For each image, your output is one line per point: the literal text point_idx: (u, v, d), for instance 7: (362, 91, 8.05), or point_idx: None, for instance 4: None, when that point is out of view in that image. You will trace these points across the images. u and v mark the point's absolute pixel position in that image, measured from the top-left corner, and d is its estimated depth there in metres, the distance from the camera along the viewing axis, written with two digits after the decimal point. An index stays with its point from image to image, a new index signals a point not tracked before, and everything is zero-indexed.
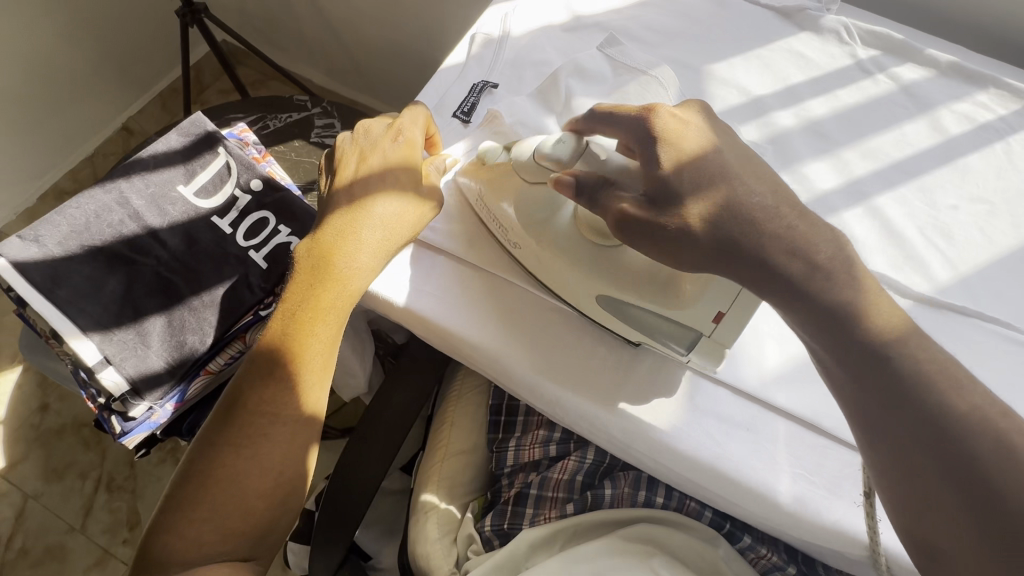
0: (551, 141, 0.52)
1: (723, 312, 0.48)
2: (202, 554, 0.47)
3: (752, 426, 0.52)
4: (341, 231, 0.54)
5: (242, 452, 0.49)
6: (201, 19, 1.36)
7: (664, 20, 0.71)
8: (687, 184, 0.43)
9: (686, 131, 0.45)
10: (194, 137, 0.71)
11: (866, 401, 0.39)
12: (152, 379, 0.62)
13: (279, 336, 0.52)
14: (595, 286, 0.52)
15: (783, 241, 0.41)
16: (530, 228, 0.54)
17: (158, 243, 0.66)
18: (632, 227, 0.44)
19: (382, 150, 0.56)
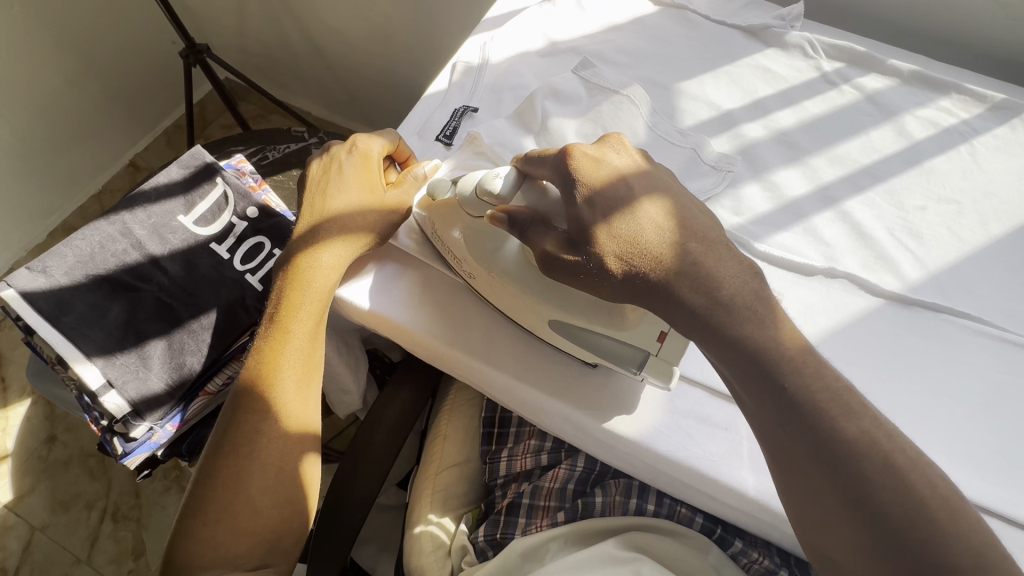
0: (490, 174, 0.52)
1: (666, 330, 0.51)
2: (217, 558, 0.50)
3: (731, 426, 0.53)
4: (307, 240, 0.59)
5: (240, 455, 0.52)
6: (203, 58, 1.42)
7: (637, 43, 0.75)
8: (600, 222, 0.46)
9: (596, 171, 0.48)
10: (193, 169, 0.74)
11: (769, 430, 0.42)
12: (153, 400, 0.64)
13: (260, 341, 0.56)
14: (544, 312, 0.53)
15: (689, 283, 0.44)
16: (481, 260, 0.55)
17: (159, 270, 0.70)
18: (556, 263, 0.47)
19: (339, 163, 0.62)
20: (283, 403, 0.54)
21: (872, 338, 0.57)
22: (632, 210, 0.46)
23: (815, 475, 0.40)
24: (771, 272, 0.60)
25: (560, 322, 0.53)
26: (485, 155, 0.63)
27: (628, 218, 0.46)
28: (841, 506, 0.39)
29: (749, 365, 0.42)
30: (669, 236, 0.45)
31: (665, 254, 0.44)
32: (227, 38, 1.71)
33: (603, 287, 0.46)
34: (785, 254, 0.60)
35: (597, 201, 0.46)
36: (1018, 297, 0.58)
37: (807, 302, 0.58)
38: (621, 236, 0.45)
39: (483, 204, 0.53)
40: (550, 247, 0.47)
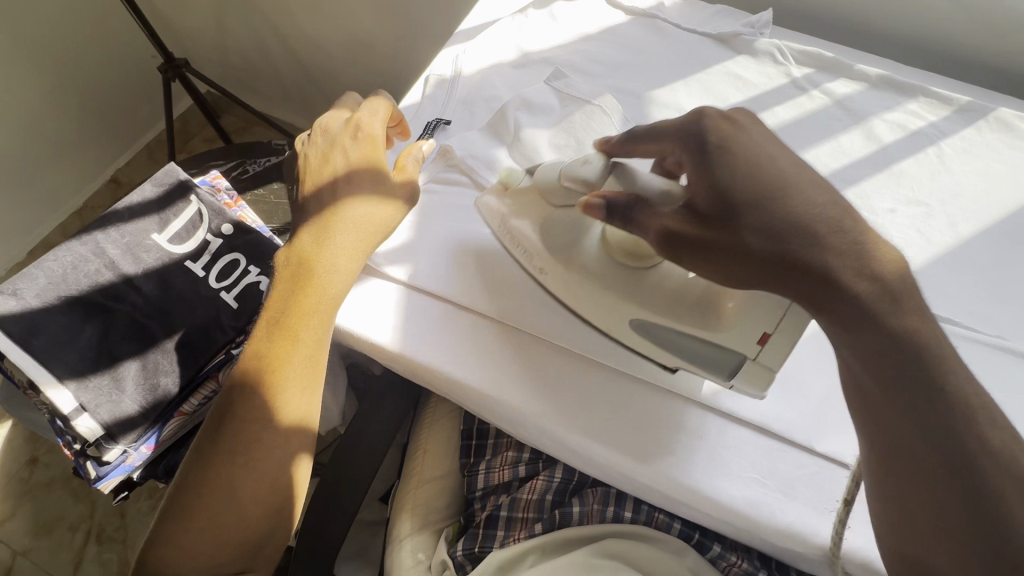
0: (575, 163, 0.55)
1: (769, 334, 0.46)
2: (197, 563, 0.50)
3: (704, 433, 0.53)
4: (315, 237, 0.56)
5: (236, 463, 0.51)
6: (182, 72, 1.42)
7: (608, 52, 0.75)
8: (726, 195, 0.44)
9: (741, 145, 0.45)
10: (167, 187, 0.74)
11: (875, 414, 0.41)
12: (126, 422, 0.62)
13: (265, 343, 0.54)
14: (630, 309, 0.53)
15: (853, 268, 0.41)
16: (558, 253, 0.56)
17: (132, 290, 0.69)
18: (687, 242, 0.45)
19: (342, 147, 0.59)
20: (288, 412, 0.53)
21: None
22: (783, 185, 0.43)
23: (929, 458, 0.38)
24: None
25: (643, 322, 0.52)
26: (458, 168, 0.65)
27: (766, 194, 0.43)
28: (942, 486, 0.38)
29: (883, 361, 0.40)
30: (848, 220, 0.42)
31: (823, 234, 0.41)
32: (208, 52, 1.70)
33: (730, 265, 0.44)
34: None
35: (733, 172, 0.44)
36: (986, 297, 0.59)
37: None
38: (762, 217, 0.42)
39: (571, 190, 0.56)
40: (674, 225, 0.46)
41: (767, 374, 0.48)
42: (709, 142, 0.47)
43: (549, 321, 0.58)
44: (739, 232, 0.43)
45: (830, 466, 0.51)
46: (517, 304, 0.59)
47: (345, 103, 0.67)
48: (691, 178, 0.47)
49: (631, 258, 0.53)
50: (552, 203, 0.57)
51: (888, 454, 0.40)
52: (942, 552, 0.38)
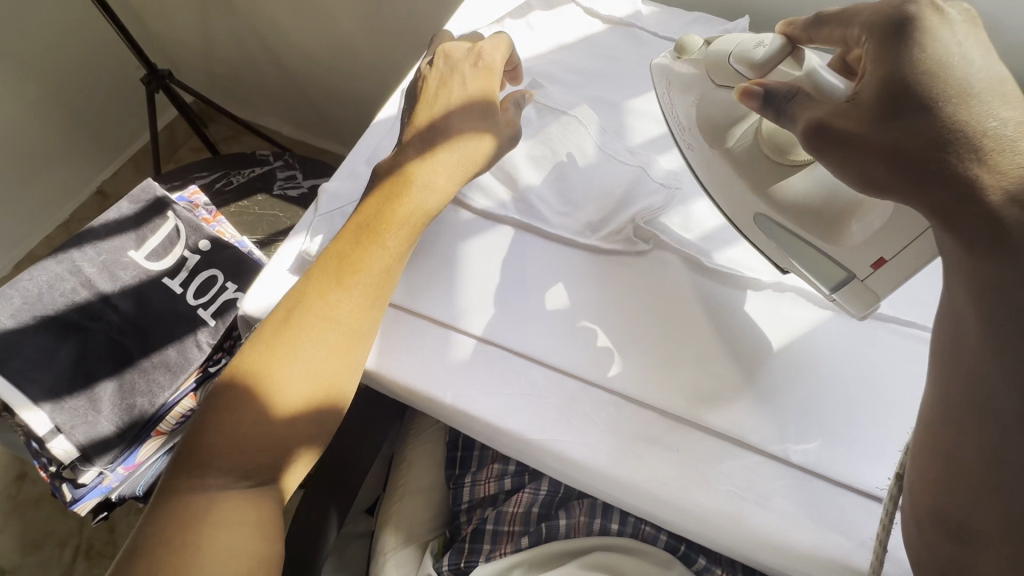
0: (748, 46, 0.53)
1: (886, 258, 0.47)
2: (240, 450, 0.48)
3: (681, 447, 0.52)
4: (418, 154, 0.59)
5: (301, 347, 0.50)
6: (166, 83, 1.42)
7: (586, 61, 0.75)
8: (926, 79, 0.40)
9: (939, 43, 0.41)
10: (144, 203, 0.73)
11: (964, 361, 0.39)
12: (102, 444, 0.62)
13: (350, 244, 0.55)
14: (755, 205, 0.55)
15: (1004, 188, 0.37)
16: (708, 134, 0.57)
17: (109, 308, 0.69)
18: (826, 136, 0.43)
19: (460, 74, 0.62)
20: (354, 313, 0.53)
21: (823, 350, 0.56)
22: (973, 92, 0.39)
23: (985, 433, 0.38)
24: (719, 287, 0.60)
25: (767, 219, 0.54)
26: None
27: (968, 100, 0.39)
28: (988, 465, 0.37)
29: (996, 307, 0.37)
30: (1021, 141, 0.38)
31: (995, 152, 0.38)
32: (194, 61, 1.70)
33: (866, 165, 0.42)
34: (732, 269, 0.60)
35: (919, 68, 0.40)
36: None
37: (754, 316, 0.58)
38: (933, 120, 0.39)
39: (736, 72, 0.53)
40: (825, 116, 0.43)
41: (871, 295, 0.50)
42: (904, 30, 0.42)
43: (524, 334, 0.57)
44: (885, 137, 0.40)
45: (807, 478, 0.50)
46: (491, 318, 0.58)
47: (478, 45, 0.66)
48: (868, 65, 0.43)
49: (784, 156, 0.53)
50: (716, 79, 0.55)
51: (956, 410, 0.40)
52: (986, 520, 0.37)
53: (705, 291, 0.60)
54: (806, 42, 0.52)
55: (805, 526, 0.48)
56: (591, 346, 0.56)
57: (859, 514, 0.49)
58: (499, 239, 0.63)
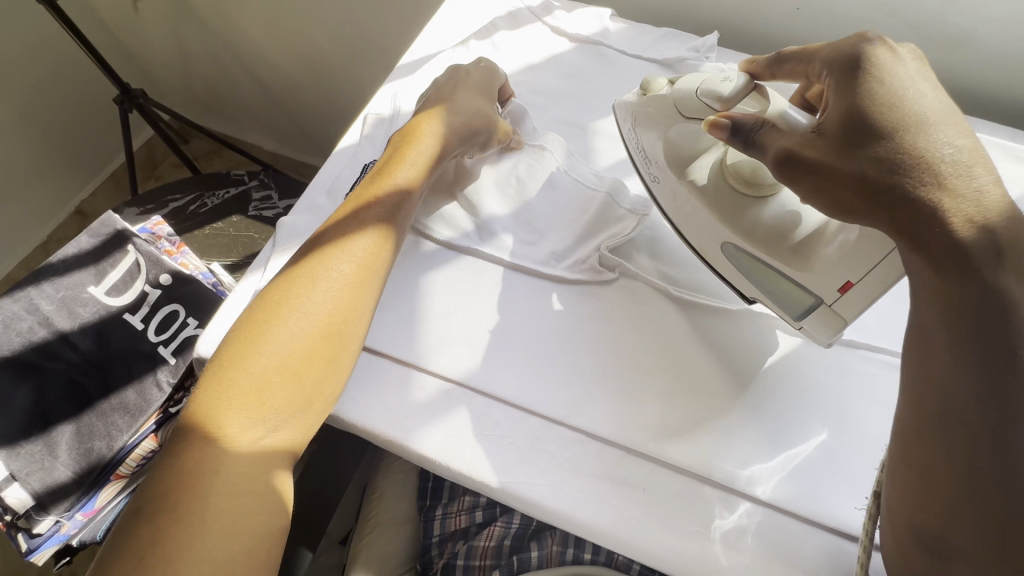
0: (715, 81, 0.53)
1: (853, 283, 0.47)
2: (263, 376, 0.47)
3: (647, 486, 0.50)
4: (426, 115, 0.63)
5: (322, 268, 0.52)
6: (140, 103, 1.40)
7: (552, 82, 0.74)
8: (880, 107, 0.41)
9: (895, 76, 0.42)
10: (103, 237, 0.71)
11: (930, 381, 0.39)
12: (58, 491, 0.60)
13: (366, 187, 0.58)
14: (721, 233, 0.54)
15: (965, 213, 0.38)
16: (675, 165, 0.56)
17: (68, 347, 0.67)
18: (795, 164, 0.43)
19: (465, 76, 0.67)
20: (369, 248, 0.54)
21: (793, 379, 0.55)
22: (928, 120, 0.40)
23: (963, 461, 0.37)
24: (687, 314, 0.58)
25: (733, 247, 0.54)
26: None
27: (925, 128, 0.40)
28: (968, 492, 0.37)
29: (974, 324, 0.37)
30: (977, 168, 0.39)
31: (952, 177, 0.38)
32: (170, 78, 1.67)
33: (835, 190, 0.41)
34: (696, 296, 0.59)
35: (878, 97, 0.41)
36: None
37: (722, 346, 0.57)
38: (892, 141, 0.39)
39: (704, 106, 0.53)
40: (793, 146, 0.43)
41: (840, 321, 0.50)
42: (859, 65, 0.44)
43: (488, 373, 0.55)
44: (851, 159, 0.40)
45: (775, 515, 0.49)
46: (455, 355, 0.56)
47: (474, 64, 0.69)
48: (830, 98, 0.45)
49: (749, 186, 0.53)
50: (684, 112, 0.55)
51: (927, 427, 0.39)
52: (970, 540, 0.36)
53: (672, 321, 0.58)
54: (767, 79, 0.55)
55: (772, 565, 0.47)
56: (556, 382, 0.55)
57: (830, 553, 0.47)
58: (461, 270, 0.61)
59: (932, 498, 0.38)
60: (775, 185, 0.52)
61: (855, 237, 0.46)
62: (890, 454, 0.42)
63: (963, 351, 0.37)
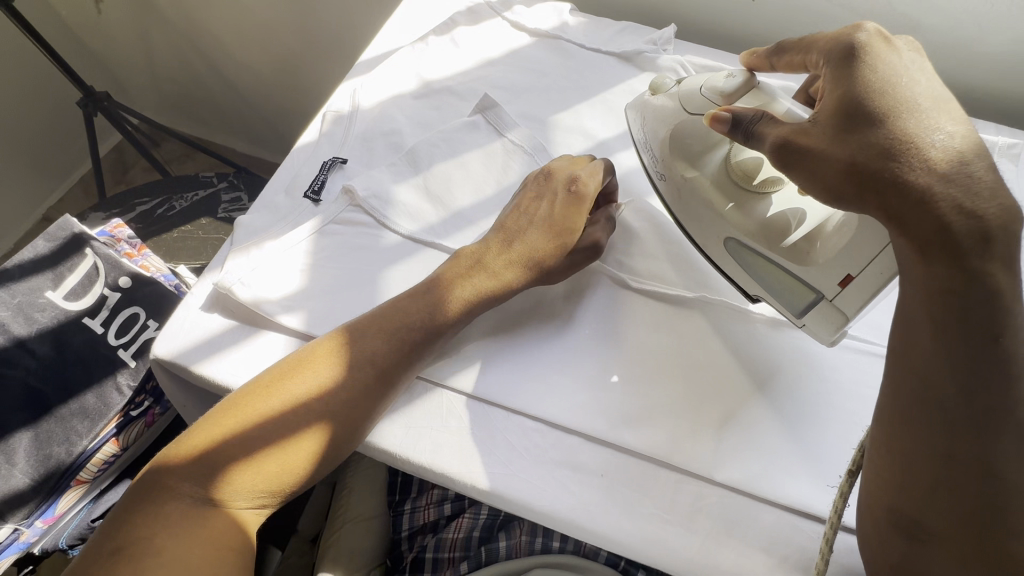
0: (719, 79, 0.56)
1: (854, 276, 0.48)
2: (241, 452, 0.47)
3: (606, 471, 0.51)
4: (504, 229, 0.59)
5: (332, 370, 0.50)
6: (104, 106, 1.38)
7: (512, 76, 0.74)
8: (878, 95, 0.42)
9: (889, 64, 0.43)
10: (62, 241, 0.70)
11: (912, 365, 0.40)
12: (16, 499, 0.59)
13: (411, 293, 0.55)
14: (724, 228, 0.57)
15: (953, 200, 0.37)
16: (683, 161, 0.59)
17: (26, 353, 0.65)
18: (791, 152, 0.44)
19: (550, 194, 0.60)
20: (379, 362, 0.51)
21: (753, 364, 0.56)
22: (919, 106, 0.41)
23: (936, 446, 0.38)
24: (651, 305, 0.59)
25: (738, 242, 0.56)
26: (362, 208, 0.62)
27: (918, 114, 0.40)
28: (945, 478, 0.38)
29: (951, 301, 0.38)
30: (967, 152, 0.39)
31: (947, 168, 0.38)
32: (138, 80, 1.65)
33: (828, 177, 0.42)
34: (658, 287, 0.59)
35: (875, 85, 0.42)
36: (885, 309, 0.59)
37: (680, 333, 0.57)
38: (886, 128, 0.40)
39: (707, 102, 0.56)
40: (789, 134, 0.45)
41: (840, 318, 0.50)
42: (856, 51, 0.45)
43: (463, 367, 0.55)
44: (845, 145, 0.41)
45: (729, 494, 0.50)
46: None
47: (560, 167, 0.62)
48: (826, 85, 0.45)
49: (750, 182, 0.55)
50: (689, 109, 0.57)
51: (910, 411, 0.40)
52: (943, 521, 0.39)
53: (635, 310, 0.59)
54: (769, 70, 0.57)
55: (723, 540, 0.48)
56: (522, 374, 0.55)
57: (779, 531, 0.49)
58: (417, 265, 0.60)
59: (911, 483, 0.40)
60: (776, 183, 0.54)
61: (853, 231, 0.48)
62: (869, 439, 0.44)
63: (947, 335, 0.38)
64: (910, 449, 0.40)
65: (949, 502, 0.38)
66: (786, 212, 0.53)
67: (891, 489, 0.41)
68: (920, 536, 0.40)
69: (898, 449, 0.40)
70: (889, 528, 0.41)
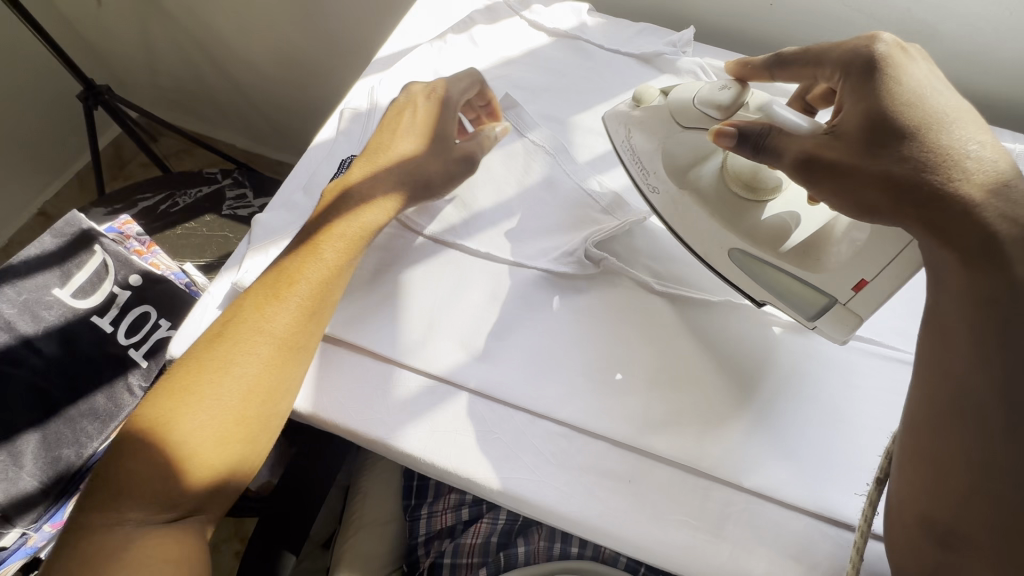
0: (713, 89, 0.53)
1: (868, 279, 0.47)
2: (173, 452, 0.45)
3: (634, 477, 0.51)
4: (364, 173, 0.60)
5: (236, 346, 0.49)
6: (104, 100, 1.35)
7: (531, 76, 0.74)
8: (903, 107, 0.41)
9: (910, 73, 0.43)
10: (68, 238, 0.68)
11: (946, 371, 0.40)
12: (23, 502, 0.57)
13: (286, 259, 0.54)
14: (727, 240, 0.54)
15: (997, 209, 0.38)
16: (676, 175, 0.57)
17: (32, 352, 0.63)
18: (818, 168, 0.43)
19: (412, 109, 0.64)
20: (284, 322, 0.51)
21: (779, 369, 0.55)
22: (947, 117, 0.41)
23: (973, 453, 0.38)
24: (675, 308, 0.59)
25: (743, 252, 0.53)
26: None
27: (945, 126, 0.40)
28: (981, 485, 0.38)
29: (991, 310, 0.38)
30: (1000, 160, 0.40)
31: (982, 180, 0.39)
32: (137, 74, 1.62)
33: (860, 192, 0.42)
34: (682, 290, 0.59)
35: (897, 99, 0.42)
36: (908, 315, 0.59)
37: (704, 336, 0.57)
38: (916, 142, 0.40)
39: (702, 115, 0.54)
40: (812, 148, 0.44)
41: (853, 318, 0.50)
42: (877, 62, 0.44)
43: (486, 370, 0.55)
44: (875, 161, 0.41)
45: (757, 501, 0.50)
46: (428, 351, 0.55)
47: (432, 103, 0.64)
48: (845, 98, 0.45)
49: (748, 190, 0.53)
50: (683, 123, 0.55)
51: (945, 417, 0.39)
52: (978, 529, 0.38)
53: (659, 313, 0.58)
54: (766, 79, 0.55)
55: (753, 548, 0.48)
56: (546, 378, 0.54)
57: (807, 538, 0.48)
58: (439, 267, 0.60)
59: (945, 490, 0.39)
60: (776, 189, 0.53)
61: (864, 238, 0.48)
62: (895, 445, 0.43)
63: (982, 342, 0.38)
64: (944, 456, 0.39)
65: (985, 512, 0.38)
66: (783, 215, 0.52)
67: (922, 496, 0.40)
68: (953, 543, 0.39)
69: (930, 456, 0.40)
70: (920, 535, 0.41)
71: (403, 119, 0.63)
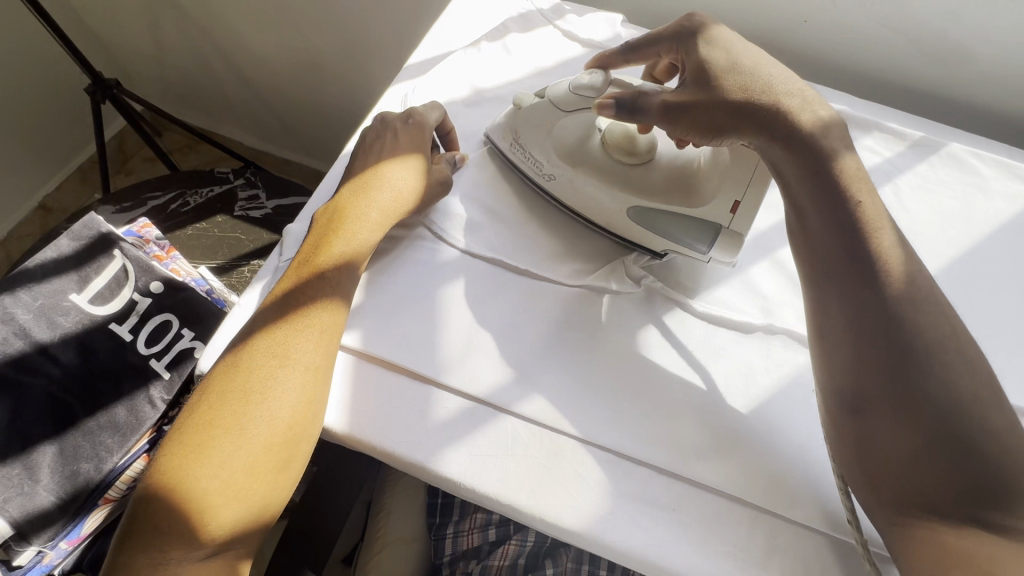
0: (582, 76, 0.59)
1: (739, 201, 0.55)
2: (206, 490, 0.42)
3: (677, 506, 0.49)
4: (354, 192, 0.58)
5: (256, 378, 0.47)
6: (113, 94, 1.31)
7: None
8: (720, 62, 0.52)
9: (718, 36, 0.54)
10: (86, 241, 0.66)
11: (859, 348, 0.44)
12: (40, 518, 0.55)
13: (292, 283, 0.52)
14: (626, 199, 0.59)
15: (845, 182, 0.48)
16: (567, 157, 0.62)
17: (48, 361, 0.61)
18: (680, 108, 0.51)
19: (393, 130, 0.62)
20: (302, 347, 0.49)
21: None
22: (750, 64, 0.51)
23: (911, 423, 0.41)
24: (715, 331, 0.58)
25: (640, 207, 0.59)
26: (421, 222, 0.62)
27: (754, 71, 0.51)
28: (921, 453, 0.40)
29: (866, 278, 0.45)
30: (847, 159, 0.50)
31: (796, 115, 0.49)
32: (144, 67, 1.59)
33: (713, 118, 0.50)
34: (719, 311, 0.58)
35: (709, 53, 0.53)
36: None
37: (746, 360, 0.56)
38: (731, 83, 0.50)
39: (580, 99, 0.59)
40: (670, 97, 0.52)
41: (738, 241, 0.57)
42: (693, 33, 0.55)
43: (525, 392, 0.53)
44: (713, 95, 0.50)
45: (803, 533, 0.49)
46: (469, 370, 0.54)
47: (411, 128, 0.62)
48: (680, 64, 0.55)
49: (629, 154, 0.61)
50: (565, 109, 0.61)
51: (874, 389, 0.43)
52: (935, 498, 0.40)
53: (699, 335, 0.58)
54: (620, 65, 0.62)
55: None
56: (585, 400, 0.53)
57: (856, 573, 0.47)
58: (478, 282, 0.59)
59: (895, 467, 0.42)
60: (649, 150, 0.61)
61: (726, 162, 0.56)
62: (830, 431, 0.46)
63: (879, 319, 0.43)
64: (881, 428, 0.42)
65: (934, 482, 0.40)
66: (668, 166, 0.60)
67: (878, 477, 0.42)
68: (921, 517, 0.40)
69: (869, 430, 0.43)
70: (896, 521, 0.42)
71: (384, 140, 0.62)
